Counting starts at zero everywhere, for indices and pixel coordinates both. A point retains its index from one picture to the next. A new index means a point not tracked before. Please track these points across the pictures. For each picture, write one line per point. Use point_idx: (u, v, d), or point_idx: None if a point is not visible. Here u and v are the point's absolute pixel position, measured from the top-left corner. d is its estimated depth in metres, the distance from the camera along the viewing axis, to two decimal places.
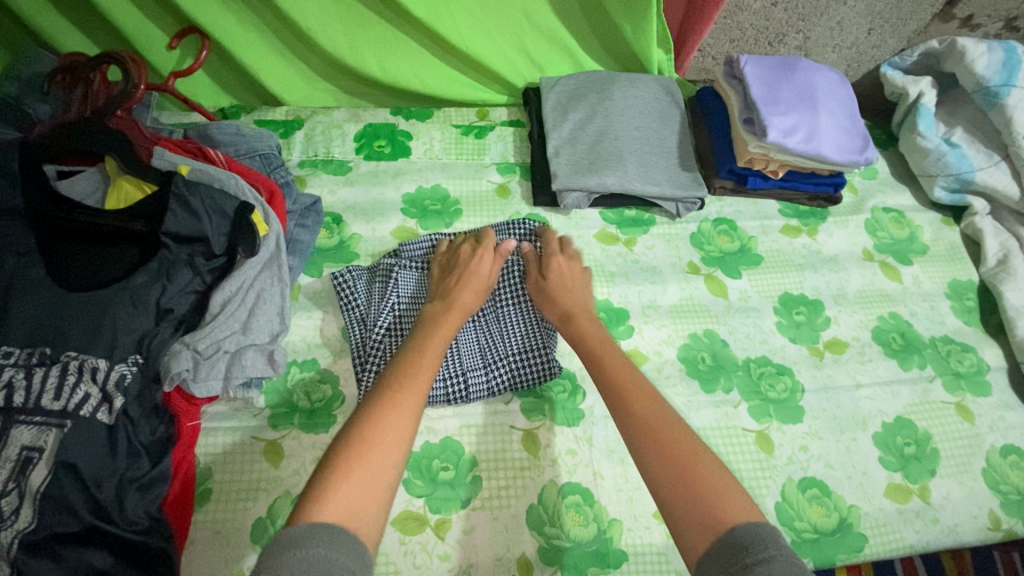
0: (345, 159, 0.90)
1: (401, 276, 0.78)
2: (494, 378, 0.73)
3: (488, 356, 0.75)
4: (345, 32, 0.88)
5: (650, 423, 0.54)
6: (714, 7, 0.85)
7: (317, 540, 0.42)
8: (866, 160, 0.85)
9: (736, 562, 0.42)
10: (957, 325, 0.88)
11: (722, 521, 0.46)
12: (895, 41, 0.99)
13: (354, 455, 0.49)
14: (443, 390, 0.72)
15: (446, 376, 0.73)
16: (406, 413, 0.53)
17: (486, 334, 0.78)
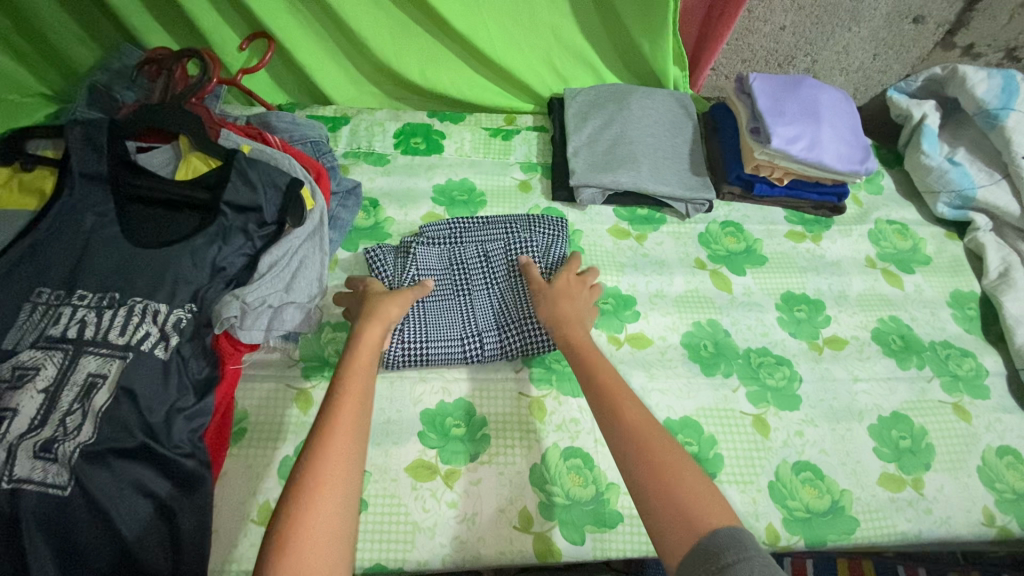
0: (384, 152, 1.00)
1: (423, 250, 0.86)
2: (508, 340, 0.79)
3: (502, 318, 0.82)
4: (390, 39, 0.99)
5: (638, 435, 0.56)
6: (726, 26, 0.93)
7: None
8: (867, 170, 0.91)
9: (713, 562, 0.45)
10: (957, 332, 0.91)
11: (700, 525, 0.48)
12: (900, 66, 1.05)
13: (303, 505, 0.48)
14: (461, 350, 0.79)
15: (464, 337, 0.80)
16: (347, 447, 0.53)
17: (501, 300, 0.84)
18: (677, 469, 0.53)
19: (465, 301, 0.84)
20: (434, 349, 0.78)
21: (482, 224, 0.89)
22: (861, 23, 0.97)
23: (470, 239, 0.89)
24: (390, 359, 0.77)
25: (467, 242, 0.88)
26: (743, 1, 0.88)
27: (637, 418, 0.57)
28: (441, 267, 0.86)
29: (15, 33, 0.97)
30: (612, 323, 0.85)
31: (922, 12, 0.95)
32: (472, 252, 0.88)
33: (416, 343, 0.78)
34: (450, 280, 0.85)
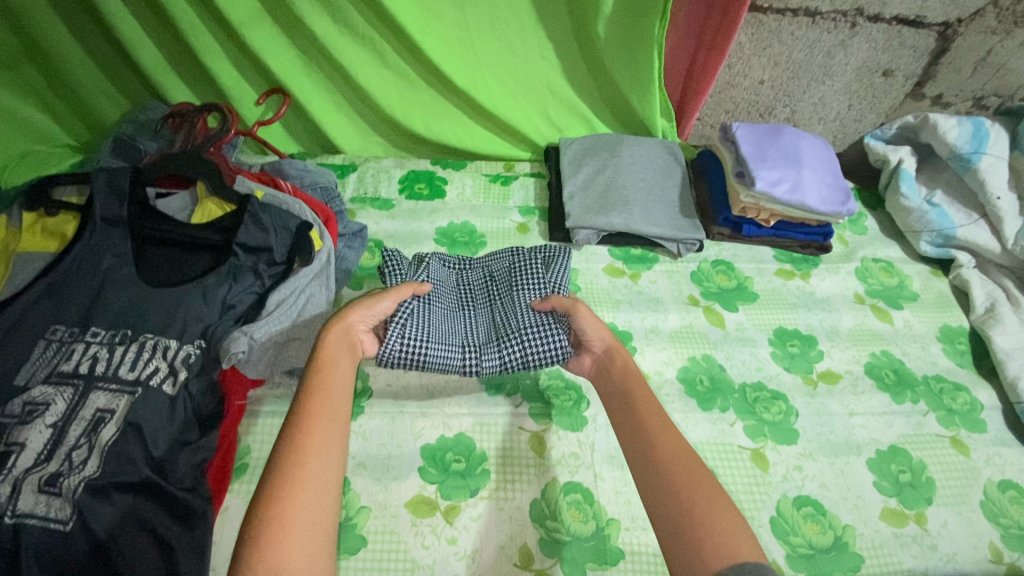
0: (389, 197, 1.04)
1: (435, 263, 0.85)
2: (508, 354, 0.75)
3: (506, 334, 0.77)
4: (397, 93, 1.05)
5: (668, 459, 0.56)
6: (707, 82, 0.99)
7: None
8: (848, 211, 0.95)
9: None
10: (949, 366, 0.92)
11: (729, 551, 0.48)
12: (874, 115, 1.12)
13: (282, 499, 0.49)
14: (459, 360, 0.75)
15: (465, 348, 0.76)
16: (327, 449, 0.54)
17: (507, 315, 0.79)
18: (711, 498, 0.52)
19: (469, 316, 0.82)
20: (432, 355, 0.74)
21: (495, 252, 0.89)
22: (834, 77, 1.04)
23: (481, 261, 0.88)
24: (386, 359, 0.72)
25: (477, 266, 0.88)
26: (721, 61, 0.95)
27: (673, 443, 0.58)
28: (448, 286, 0.85)
29: (50, 91, 1.04)
30: None
31: (890, 66, 1.03)
32: (479, 274, 0.87)
33: (415, 343, 0.73)
34: (455, 298, 0.84)
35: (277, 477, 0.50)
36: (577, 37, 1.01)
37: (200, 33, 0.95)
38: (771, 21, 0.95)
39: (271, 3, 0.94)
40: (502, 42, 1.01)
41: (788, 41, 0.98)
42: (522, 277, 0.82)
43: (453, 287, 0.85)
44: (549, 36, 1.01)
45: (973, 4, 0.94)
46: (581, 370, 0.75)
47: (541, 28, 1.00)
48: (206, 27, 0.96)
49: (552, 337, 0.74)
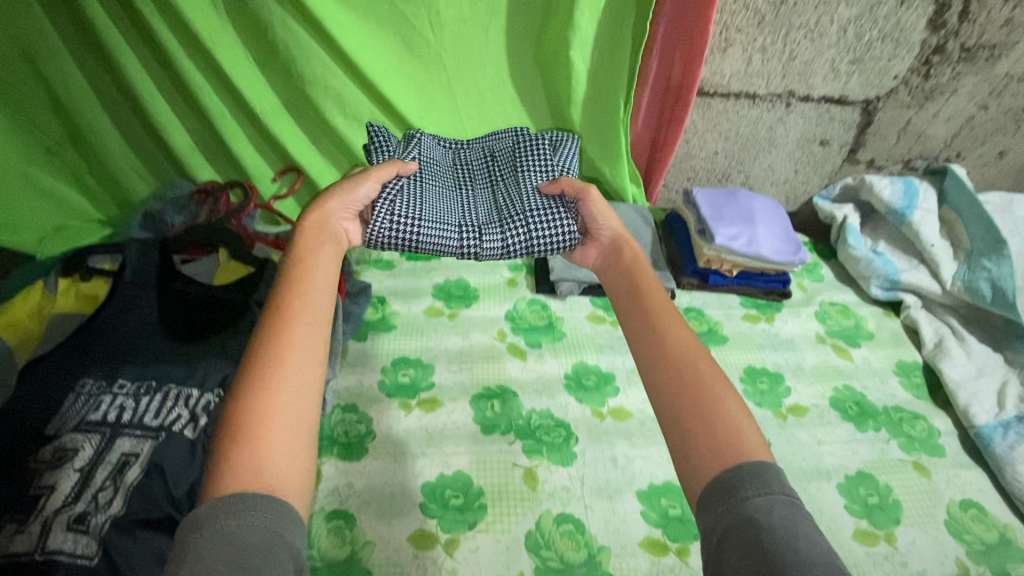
0: (391, 259, 1.15)
1: (428, 146, 1.01)
2: (506, 237, 0.89)
3: (504, 217, 0.92)
4: None
5: (678, 355, 0.63)
6: (667, 155, 1.15)
7: (230, 514, 0.46)
8: (801, 259, 1.08)
9: (730, 497, 0.50)
10: (907, 397, 1.01)
11: (729, 458, 0.53)
12: (818, 178, 1.27)
13: (261, 393, 0.54)
14: (456, 242, 0.89)
15: (461, 228, 0.90)
16: (306, 347, 0.59)
17: (503, 194, 0.95)
18: (716, 391, 0.59)
19: (465, 196, 0.96)
20: (426, 233, 0.87)
21: (490, 135, 1.05)
22: (779, 147, 1.20)
23: (474, 143, 1.04)
24: (378, 238, 0.86)
25: (472, 147, 1.04)
26: (677, 139, 1.11)
27: (687, 347, 0.63)
28: (441, 160, 1.01)
29: (88, 174, 1.17)
30: (595, 398, 0.94)
31: (826, 137, 1.19)
32: (475, 155, 1.03)
33: (414, 221, 0.86)
34: (452, 177, 0.99)
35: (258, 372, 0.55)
36: (555, 119, 1.17)
37: (228, 122, 1.10)
38: (718, 103, 1.12)
39: (291, 97, 1.09)
40: (490, 124, 1.17)
41: (735, 118, 1.14)
42: (523, 161, 0.97)
43: (450, 172, 1.00)
44: (531, 118, 1.17)
45: (886, 84, 1.10)
46: (587, 261, 0.88)
47: (524, 112, 1.16)
48: (233, 118, 1.10)
49: (556, 215, 0.89)
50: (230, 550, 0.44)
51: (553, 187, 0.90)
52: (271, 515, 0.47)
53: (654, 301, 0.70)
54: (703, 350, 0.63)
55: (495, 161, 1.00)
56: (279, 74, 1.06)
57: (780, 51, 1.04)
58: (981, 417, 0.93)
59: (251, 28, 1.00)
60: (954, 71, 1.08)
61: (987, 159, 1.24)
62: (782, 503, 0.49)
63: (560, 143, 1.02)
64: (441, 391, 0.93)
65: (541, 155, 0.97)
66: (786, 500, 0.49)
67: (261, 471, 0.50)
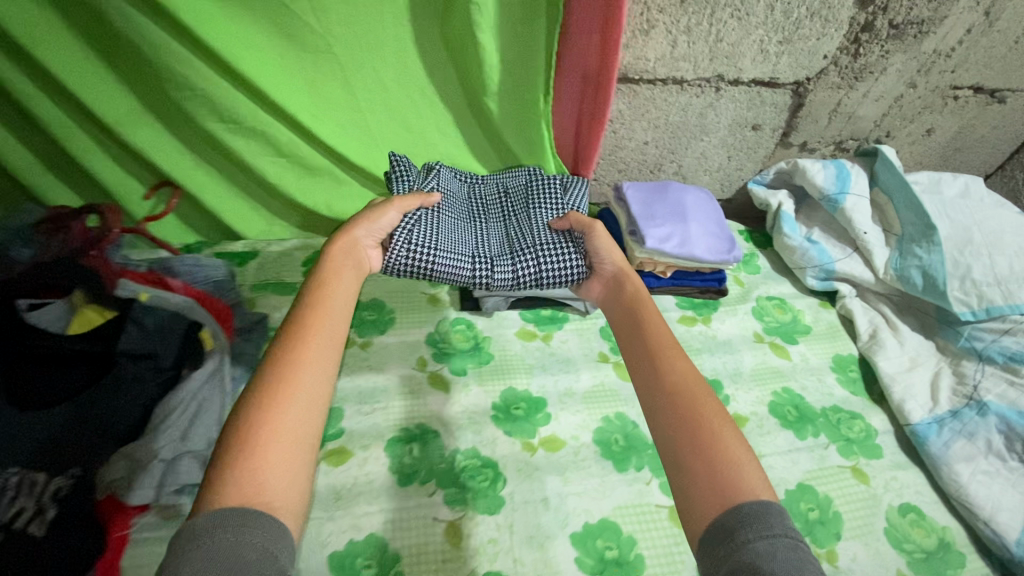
0: (293, 281, 1.01)
1: (448, 182, 1.01)
2: (517, 267, 0.92)
3: (515, 250, 0.94)
4: (292, 179, 1.03)
5: (681, 384, 0.62)
6: (592, 151, 1.06)
7: (226, 528, 0.45)
8: (734, 258, 1.02)
9: (733, 538, 0.48)
10: (844, 395, 0.98)
11: (729, 497, 0.51)
12: (752, 164, 1.21)
13: (267, 415, 0.53)
14: (469, 271, 0.91)
15: (474, 259, 0.91)
16: (317, 375, 0.59)
17: (516, 229, 0.98)
18: (719, 423, 0.58)
19: (478, 231, 0.98)
20: (443, 261, 0.89)
21: (505, 175, 1.06)
22: (710, 134, 1.13)
23: (491, 183, 1.05)
24: (396, 266, 0.87)
25: (489, 185, 1.05)
26: (601, 134, 1.01)
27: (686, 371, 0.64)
28: (459, 196, 1.03)
29: None
30: (525, 429, 0.86)
31: (757, 122, 1.12)
32: (489, 193, 1.04)
33: (432, 252, 0.88)
34: (468, 211, 1.01)
35: (266, 391, 0.55)
36: (472, 112, 1.05)
37: (74, 134, 0.91)
38: (644, 90, 1.03)
39: (149, 103, 0.91)
40: (399, 122, 1.03)
41: (663, 106, 1.06)
42: (535, 199, 1.00)
43: (466, 208, 1.02)
44: (446, 111, 1.04)
45: (817, 64, 1.03)
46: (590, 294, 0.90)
47: (439, 106, 1.03)
48: (80, 127, 0.92)
49: (567, 250, 0.91)
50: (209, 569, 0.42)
51: (561, 223, 0.93)
52: (262, 538, 0.45)
53: (654, 326, 0.71)
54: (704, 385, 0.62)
55: (511, 198, 1.01)
56: (129, 75, 0.88)
57: (706, 33, 0.95)
58: (916, 413, 0.92)
59: (81, 19, 0.81)
60: (882, 49, 1.03)
61: (915, 137, 1.21)
62: (788, 545, 0.46)
63: (571, 182, 1.04)
64: (353, 439, 0.82)
65: (555, 196, 0.99)
66: (790, 542, 0.46)
67: (262, 489, 0.49)
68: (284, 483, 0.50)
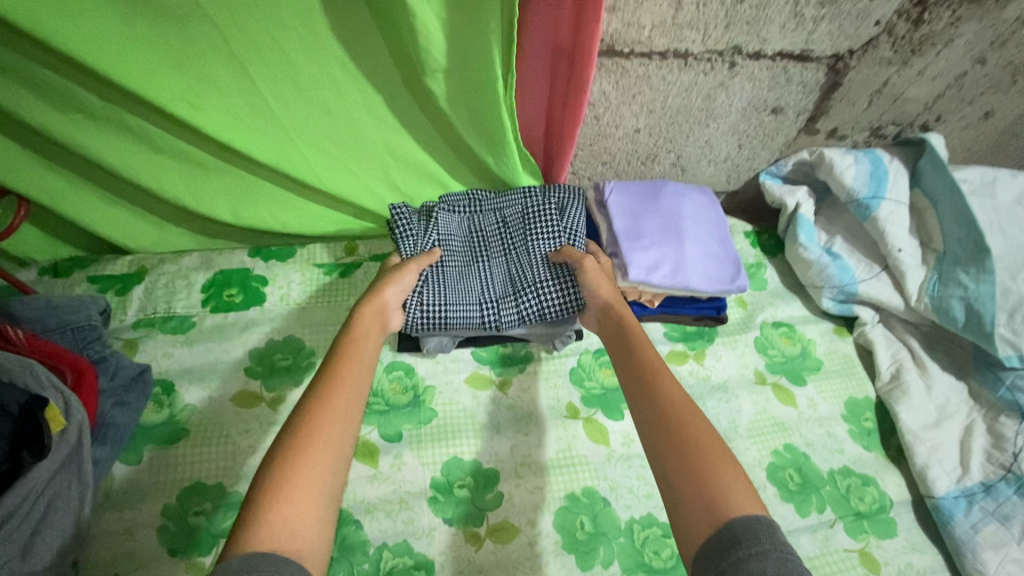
0: (188, 313, 0.80)
1: (443, 216, 0.83)
2: (524, 306, 0.78)
3: (519, 283, 0.80)
4: (179, 182, 0.80)
5: (670, 400, 0.59)
6: (565, 156, 0.82)
7: (258, 573, 0.43)
8: (738, 288, 0.82)
9: (728, 557, 0.45)
10: (856, 453, 0.83)
11: (719, 515, 0.49)
12: (767, 153, 0.98)
13: (283, 474, 0.51)
14: (478, 316, 0.78)
15: (482, 303, 0.78)
16: (336, 425, 0.56)
17: (519, 260, 0.82)
18: (707, 438, 0.55)
19: (483, 269, 0.82)
20: (451, 316, 0.77)
21: (503, 193, 0.85)
22: (718, 120, 0.89)
23: (488, 207, 0.85)
24: (410, 324, 0.76)
25: (488, 210, 0.85)
26: (575, 137, 0.78)
27: (674, 386, 0.61)
28: (461, 228, 0.85)
29: None
30: (471, 513, 0.70)
31: (779, 104, 0.88)
32: (492, 220, 0.84)
33: (434, 306, 0.77)
34: (471, 246, 0.84)
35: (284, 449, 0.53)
36: (413, 91, 0.75)
37: None
38: (636, 68, 0.78)
39: None
40: (311, 104, 0.74)
41: (660, 86, 0.82)
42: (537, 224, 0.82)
43: (468, 240, 0.84)
44: (378, 89, 0.74)
45: (865, 32, 0.80)
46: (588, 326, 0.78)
47: (368, 83, 0.73)
48: None
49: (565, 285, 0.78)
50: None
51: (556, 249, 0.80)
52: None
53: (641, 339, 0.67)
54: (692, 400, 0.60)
55: (515, 227, 0.82)
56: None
57: None
58: (941, 484, 0.78)
59: None
60: (952, 15, 0.80)
61: (970, 122, 0.98)
62: (778, 559, 0.44)
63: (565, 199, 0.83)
64: None
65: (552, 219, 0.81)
66: (781, 557, 0.44)
67: (295, 536, 0.48)
68: (312, 532, 0.49)
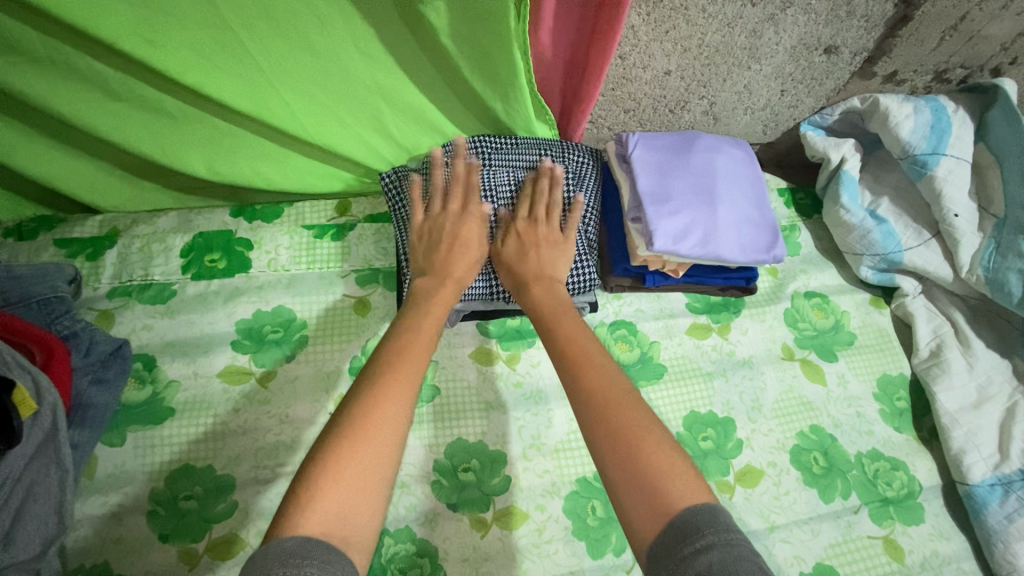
0: (167, 281, 0.74)
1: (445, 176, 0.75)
2: None
3: None
4: (145, 134, 0.70)
5: (598, 393, 0.53)
6: (588, 103, 0.72)
7: (311, 560, 0.39)
8: (774, 257, 0.73)
9: (675, 553, 0.42)
10: (886, 434, 0.78)
11: (665, 508, 0.45)
12: (813, 100, 0.86)
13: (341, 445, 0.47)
14: (486, 288, 0.72)
15: (490, 275, 0.72)
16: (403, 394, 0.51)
17: None
18: (639, 427, 0.50)
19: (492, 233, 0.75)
20: None
21: (513, 146, 0.76)
22: (762, 60, 0.77)
23: (499, 161, 0.76)
24: None
25: (496, 166, 0.76)
26: (601, 81, 0.67)
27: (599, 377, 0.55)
28: None
29: None
30: (475, 497, 0.66)
31: (834, 43, 0.76)
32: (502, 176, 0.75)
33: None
34: None
35: (352, 413, 0.49)
36: (410, 26, 0.63)
37: None
38: None
39: None
40: (289, 39, 0.63)
41: (699, 20, 0.70)
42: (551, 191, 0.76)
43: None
44: (367, 22, 0.63)
45: None
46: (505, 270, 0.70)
47: (353, 14, 0.62)
48: None
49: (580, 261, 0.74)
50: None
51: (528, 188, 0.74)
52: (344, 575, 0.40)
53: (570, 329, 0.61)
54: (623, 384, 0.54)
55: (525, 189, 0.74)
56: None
57: None
58: (976, 470, 0.73)
59: None
60: None
61: None
62: (727, 552, 0.40)
63: (582, 162, 0.78)
64: (244, 521, 0.62)
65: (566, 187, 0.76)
66: (729, 551, 0.40)
67: (347, 520, 0.44)
68: (365, 513, 0.45)
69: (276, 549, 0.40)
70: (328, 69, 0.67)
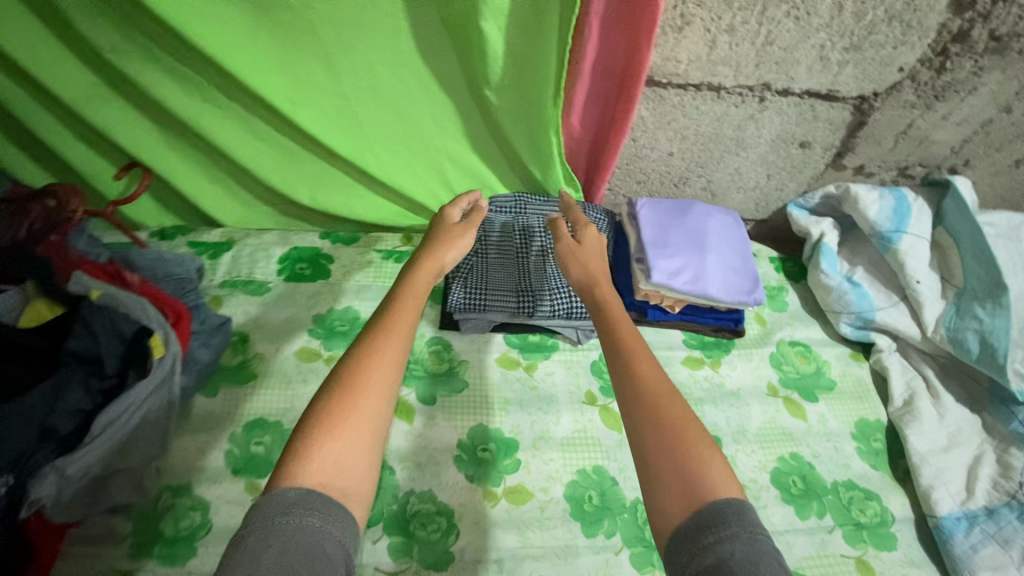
0: (265, 280, 0.94)
1: (490, 217, 0.95)
2: (557, 303, 0.89)
3: (553, 283, 0.91)
4: (271, 169, 0.94)
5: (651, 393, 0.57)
6: (606, 174, 0.93)
7: (308, 510, 0.44)
8: (755, 300, 0.88)
9: (699, 540, 0.46)
10: (863, 469, 0.86)
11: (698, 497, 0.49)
12: (795, 184, 1.05)
13: (334, 401, 0.51)
14: (515, 303, 0.89)
15: (518, 294, 0.90)
16: (390, 352, 0.56)
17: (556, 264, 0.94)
18: (686, 426, 0.55)
19: (521, 264, 0.94)
20: (491, 301, 0.89)
21: (547, 200, 0.96)
22: (748, 149, 0.97)
23: (535, 210, 0.96)
24: (452, 303, 0.89)
25: (532, 213, 0.96)
26: (616, 158, 0.88)
27: (656, 381, 0.58)
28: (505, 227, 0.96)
29: None
30: (490, 474, 0.78)
31: (807, 138, 0.96)
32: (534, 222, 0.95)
33: (478, 292, 0.89)
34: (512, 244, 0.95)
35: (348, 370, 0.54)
36: (476, 103, 0.87)
37: (23, 102, 0.83)
38: (672, 96, 0.88)
39: (115, 78, 0.82)
40: (389, 109, 0.87)
41: (694, 114, 0.91)
42: None
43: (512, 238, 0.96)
44: (446, 100, 0.87)
45: (889, 78, 0.87)
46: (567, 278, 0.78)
47: (437, 93, 0.85)
48: (47, 107, 0.85)
49: None
50: (288, 554, 0.41)
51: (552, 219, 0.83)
52: (338, 532, 0.44)
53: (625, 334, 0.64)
54: (674, 387, 0.58)
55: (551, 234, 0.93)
56: (79, 43, 0.78)
57: (754, 33, 0.80)
58: (944, 505, 0.80)
59: None
60: (975, 65, 0.86)
61: (999, 168, 1.02)
62: (748, 542, 0.45)
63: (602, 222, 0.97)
64: None
65: None
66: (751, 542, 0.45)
67: (340, 474, 0.48)
68: (360, 471, 0.49)
69: (279, 498, 0.44)
70: (412, 131, 0.90)
